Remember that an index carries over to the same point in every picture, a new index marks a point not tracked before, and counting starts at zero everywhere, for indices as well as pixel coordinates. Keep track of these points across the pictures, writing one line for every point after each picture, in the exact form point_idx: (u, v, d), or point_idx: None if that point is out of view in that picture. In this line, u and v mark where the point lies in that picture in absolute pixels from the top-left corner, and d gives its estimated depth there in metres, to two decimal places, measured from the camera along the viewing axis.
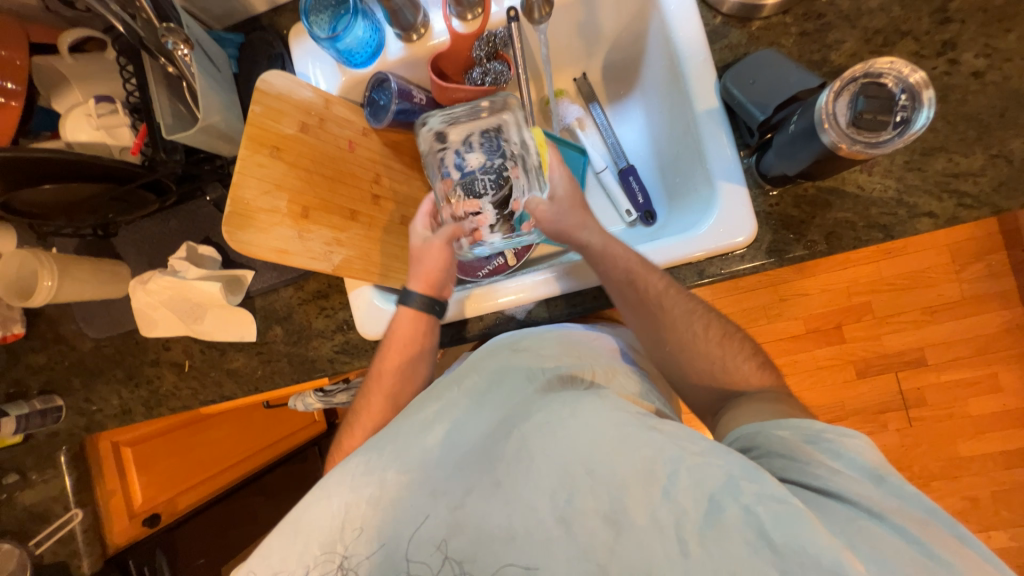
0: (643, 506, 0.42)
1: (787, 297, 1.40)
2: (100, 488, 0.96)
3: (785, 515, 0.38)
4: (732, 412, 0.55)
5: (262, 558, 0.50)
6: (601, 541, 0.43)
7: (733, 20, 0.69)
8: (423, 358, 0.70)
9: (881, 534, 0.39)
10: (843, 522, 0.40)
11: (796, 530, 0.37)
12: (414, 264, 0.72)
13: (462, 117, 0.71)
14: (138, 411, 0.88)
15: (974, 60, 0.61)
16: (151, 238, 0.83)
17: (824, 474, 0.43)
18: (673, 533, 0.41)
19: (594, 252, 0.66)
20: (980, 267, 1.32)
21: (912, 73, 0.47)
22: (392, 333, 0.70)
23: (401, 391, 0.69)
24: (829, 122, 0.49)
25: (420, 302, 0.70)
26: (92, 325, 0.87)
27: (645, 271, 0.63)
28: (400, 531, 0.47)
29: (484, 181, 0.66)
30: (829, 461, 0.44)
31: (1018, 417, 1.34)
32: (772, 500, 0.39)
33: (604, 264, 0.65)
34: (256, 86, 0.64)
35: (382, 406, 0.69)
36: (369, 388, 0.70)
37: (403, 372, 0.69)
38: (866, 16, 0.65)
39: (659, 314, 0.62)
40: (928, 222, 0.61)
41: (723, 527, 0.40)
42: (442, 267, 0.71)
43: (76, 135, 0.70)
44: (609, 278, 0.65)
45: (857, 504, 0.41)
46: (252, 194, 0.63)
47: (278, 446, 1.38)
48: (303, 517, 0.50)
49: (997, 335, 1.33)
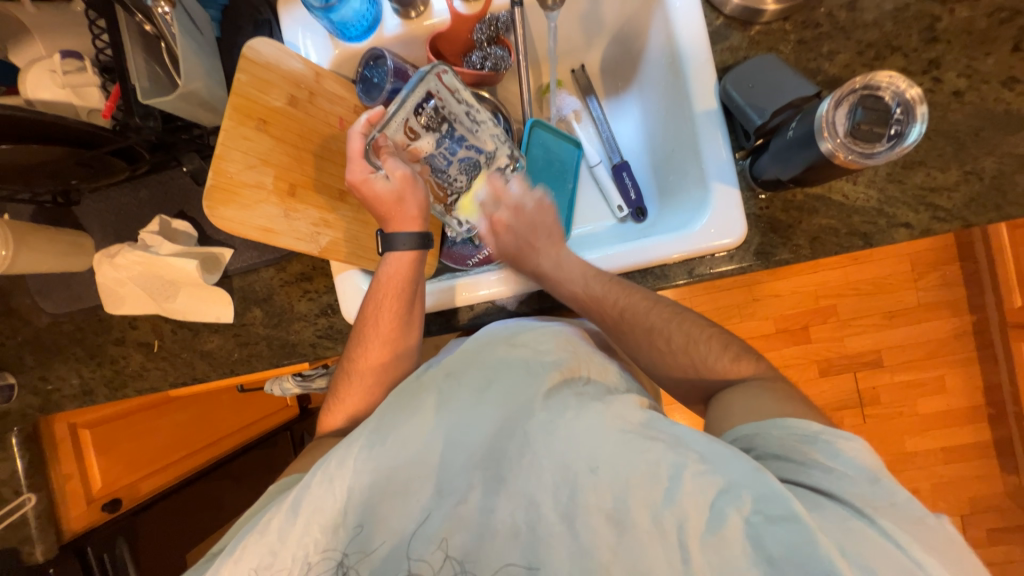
0: (646, 506, 0.44)
1: (760, 297, 1.46)
2: (54, 471, 0.91)
3: (782, 521, 0.40)
4: (721, 406, 0.57)
5: (257, 538, 0.49)
6: (602, 541, 0.44)
7: (734, 23, 0.70)
8: (417, 305, 0.69)
9: (871, 534, 0.41)
10: (836, 524, 0.41)
11: (799, 539, 0.39)
12: (389, 209, 0.67)
13: (400, 108, 0.63)
14: (99, 392, 0.83)
15: (956, 79, 0.64)
16: (119, 209, 0.78)
17: (820, 475, 0.45)
18: (674, 536, 0.42)
19: (548, 273, 0.69)
20: (936, 277, 1.41)
21: (908, 88, 0.48)
22: (385, 279, 0.67)
23: (399, 338, 0.68)
24: (829, 130, 0.50)
25: (409, 241, 0.68)
26: (50, 299, 0.81)
27: (597, 302, 0.66)
28: (401, 527, 0.49)
29: (448, 152, 0.72)
30: (826, 459, 0.46)
31: (960, 417, 1.45)
32: (773, 505, 0.41)
33: (564, 287, 0.68)
34: (243, 53, 0.61)
35: (380, 353, 0.68)
36: (363, 337, 0.68)
37: (400, 319, 0.68)
38: (860, 28, 0.66)
39: (627, 322, 0.65)
40: (904, 232, 0.64)
41: (724, 535, 0.41)
42: (421, 210, 0.70)
43: (37, 92, 0.65)
44: (566, 299, 0.68)
45: (850, 505, 0.43)
46: (235, 167, 0.61)
47: (250, 430, 1.34)
48: (301, 499, 0.50)
49: (946, 340, 1.43)
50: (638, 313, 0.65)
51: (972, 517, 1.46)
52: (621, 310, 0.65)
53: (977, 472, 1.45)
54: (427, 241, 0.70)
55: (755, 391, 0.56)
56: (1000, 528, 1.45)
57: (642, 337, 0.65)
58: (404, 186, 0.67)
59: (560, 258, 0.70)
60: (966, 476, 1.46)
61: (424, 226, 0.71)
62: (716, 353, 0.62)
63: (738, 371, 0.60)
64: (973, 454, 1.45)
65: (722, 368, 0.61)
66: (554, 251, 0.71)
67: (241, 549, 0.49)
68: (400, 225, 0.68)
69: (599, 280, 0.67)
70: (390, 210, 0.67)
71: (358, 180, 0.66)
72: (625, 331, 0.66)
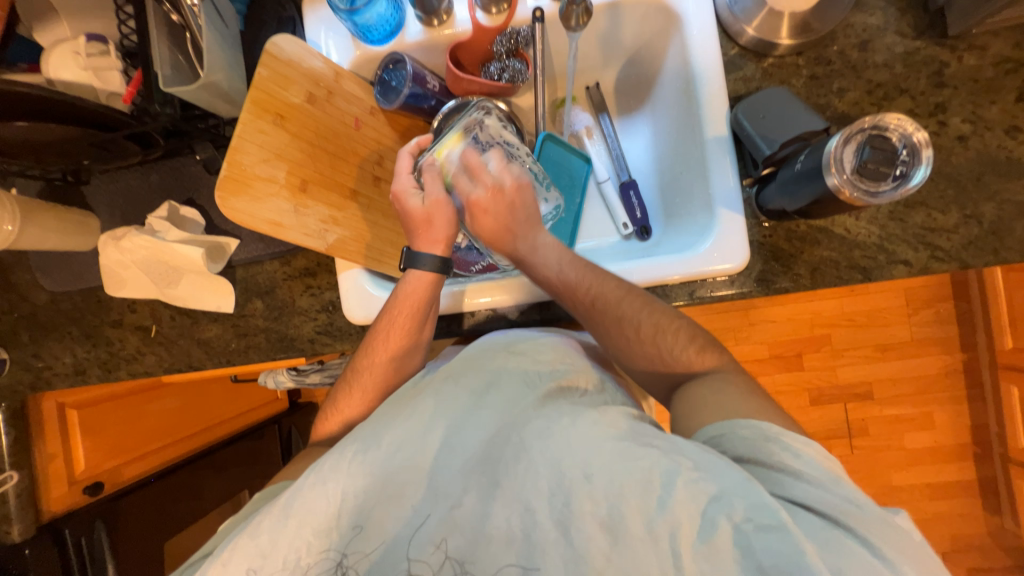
0: (640, 514, 0.44)
1: (756, 321, 1.47)
2: (38, 450, 0.91)
3: (770, 530, 0.40)
4: (686, 402, 0.57)
5: (248, 540, 0.49)
6: (597, 548, 0.45)
7: (749, 54, 0.71)
8: (431, 321, 0.69)
9: (849, 543, 0.40)
10: (814, 533, 0.41)
11: (786, 548, 0.39)
12: (418, 226, 0.68)
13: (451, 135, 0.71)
14: (92, 373, 0.82)
15: (961, 124, 0.65)
16: (128, 192, 0.79)
17: (787, 481, 0.45)
18: (668, 544, 0.43)
19: (524, 256, 0.66)
20: (930, 313, 1.43)
21: (915, 132, 0.50)
22: (403, 296, 0.67)
23: (405, 354, 0.68)
24: (835, 166, 0.52)
25: (432, 264, 0.68)
26: (49, 277, 0.81)
27: (573, 289, 0.63)
28: (399, 529, 0.49)
29: None
30: (793, 463, 0.46)
31: (947, 454, 1.46)
32: (762, 516, 0.41)
33: (538, 271, 0.66)
34: (266, 48, 0.62)
35: (386, 365, 0.68)
36: (371, 348, 0.68)
37: (411, 335, 0.68)
38: (871, 68, 0.68)
39: (598, 312, 0.62)
40: (903, 269, 0.66)
41: (715, 544, 0.41)
42: (446, 230, 0.68)
43: (58, 72, 0.66)
44: (542, 283, 0.66)
45: (824, 514, 0.42)
46: (250, 160, 0.61)
47: (236, 422, 1.36)
48: (293, 502, 0.50)
49: (936, 377, 1.44)
50: (608, 303, 0.62)
51: (953, 555, 1.47)
52: (593, 299, 0.62)
53: (960, 511, 1.46)
54: (449, 267, 0.69)
55: (720, 382, 0.56)
56: (978, 567, 1.47)
57: (616, 329, 0.62)
58: (436, 208, 0.67)
59: (538, 243, 0.66)
60: (948, 513, 1.47)
61: (449, 252, 0.70)
62: (702, 358, 0.61)
63: (703, 363, 0.60)
64: (958, 493, 1.46)
65: (687, 359, 0.61)
66: (531, 234, 0.66)
67: (230, 551, 0.49)
68: (424, 245, 0.68)
69: (573, 269, 0.64)
70: (419, 226, 0.68)
71: (401, 191, 0.68)
72: (594, 321, 0.63)
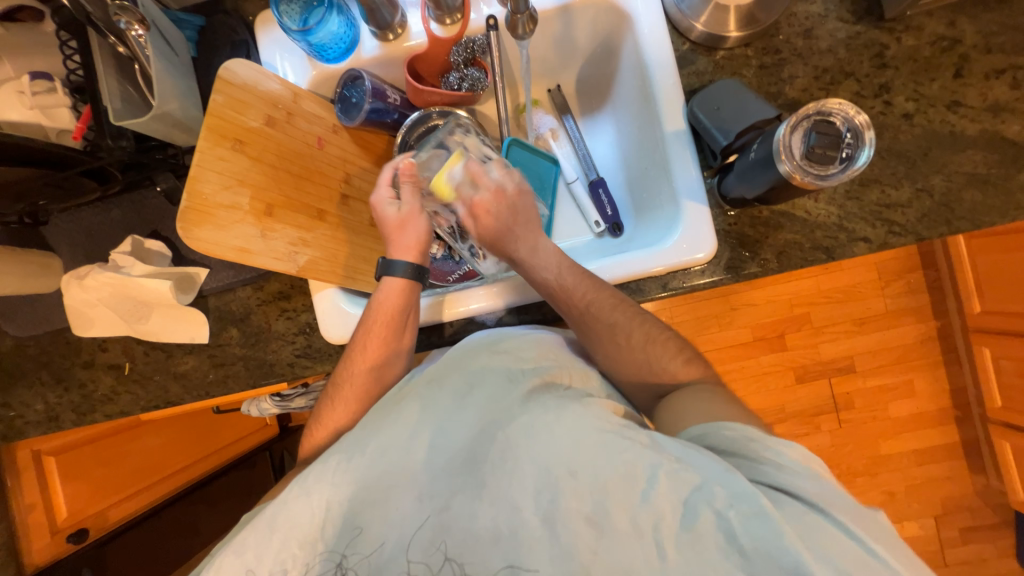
0: (624, 507, 0.44)
1: (737, 306, 1.50)
2: (15, 502, 0.90)
3: (752, 517, 0.41)
4: (676, 407, 0.56)
5: (233, 557, 0.49)
6: (583, 543, 0.45)
7: (700, 48, 0.73)
8: (411, 329, 0.69)
9: (829, 528, 0.40)
10: (795, 518, 0.41)
11: (765, 532, 0.40)
12: (392, 234, 0.70)
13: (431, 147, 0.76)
14: (66, 418, 0.80)
15: (905, 103, 0.68)
16: (90, 229, 0.77)
17: (770, 470, 0.45)
18: (651, 536, 0.43)
19: (523, 260, 0.66)
20: (901, 284, 1.47)
21: (857, 115, 0.52)
22: (378, 305, 0.67)
23: (384, 363, 0.67)
24: (785, 153, 0.53)
25: (406, 271, 0.69)
26: (14, 322, 0.79)
27: (568, 293, 0.63)
28: (386, 532, 0.49)
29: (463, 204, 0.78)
30: (774, 458, 0.45)
31: (930, 419, 1.50)
32: (743, 504, 0.41)
33: (536, 274, 0.66)
34: (219, 74, 0.60)
35: (366, 377, 0.67)
36: (349, 360, 0.67)
37: (389, 343, 0.67)
38: (817, 55, 0.70)
39: (590, 317, 0.62)
40: (863, 246, 0.68)
41: (698, 531, 0.42)
42: (414, 235, 0.70)
43: (5, 113, 0.64)
44: (537, 285, 0.66)
45: (804, 499, 0.43)
46: (210, 188, 0.59)
47: (226, 452, 1.29)
48: (279, 515, 0.50)
49: (913, 345, 1.49)
50: (602, 310, 0.62)
51: (945, 516, 1.51)
52: (587, 305, 0.62)
53: (947, 473, 1.50)
54: (423, 274, 0.70)
55: (711, 395, 0.56)
56: (970, 527, 1.51)
57: (603, 331, 0.62)
58: (411, 215, 0.70)
59: (535, 251, 0.66)
60: (937, 477, 1.51)
61: (423, 259, 0.71)
62: (677, 348, 0.62)
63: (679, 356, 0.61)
64: (942, 455, 1.51)
65: (663, 355, 0.62)
66: (533, 238, 0.67)
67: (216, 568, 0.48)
68: (397, 252, 0.69)
69: (571, 276, 0.64)
70: (393, 234, 0.70)
71: (378, 201, 0.70)
72: (585, 326, 0.63)
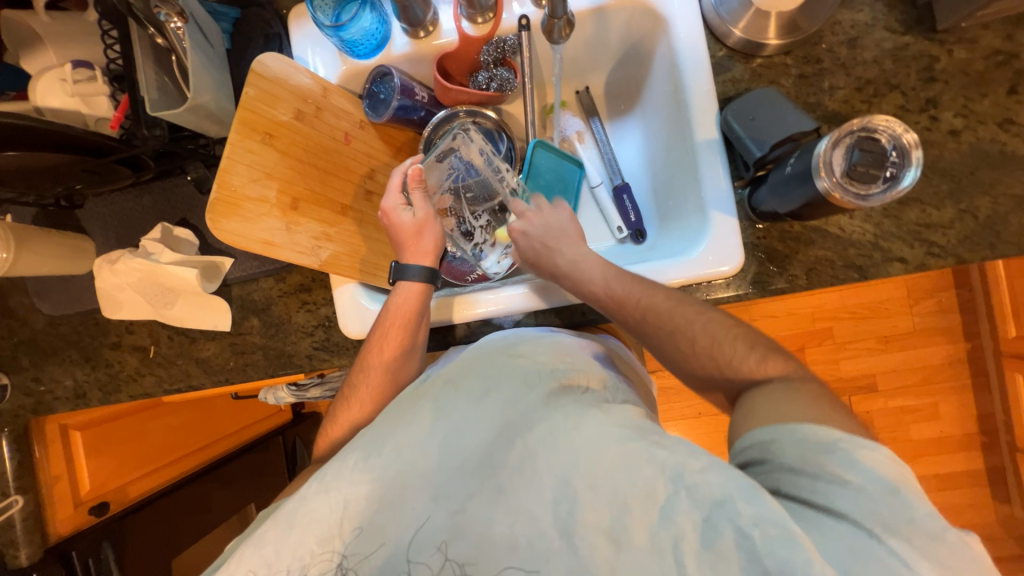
0: (644, 525, 0.43)
1: (757, 317, 1.46)
2: (43, 474, 0.90)
3: (781, 541, 0.38)
4: (748, 406, 0.51)
5: (252, 550, 0.50)
6: (601, 558, 0.44)
7: (737, 55, 0.71)
8: (425, 330, 0.69)
9: (884, 560, 0.37)
10: (844, 548, 0.38)
11: (794, 556, 0.37)
12: (408, 240, 0.71)
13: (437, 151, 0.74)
14: (93, 396, 0.83)
15: (953, 119, 0.65)
16: (121, 214, 0.79)
17: (832, 490, 0.41)
18: (672, 554, 0.42)
19: (565, 271, 0.67)
20: (932, 303, 1.42)
21: (904, 133, 0.50)
22: (395, 308, 0.68)
23: (400, 366, 0.68)
24: (824, 169, 0.52)
25: (420, 275, 0.69)
26: (47, 301, 0.82)
27: (623, 298, 0.62)
28: (399, 533, 0.49)
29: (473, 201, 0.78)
30: (842, 474, 0.41)
31: (953, 444, 1.45)
32: (769, 524, 0.39)
33: (583, 286, 0.65)
34: (252, 67, 0.61)
35: (381, 378, 0.67)
36: (364, 362, 0.68)
37: (406, 347, 0.67)
38: (860, 65, 0.68)
39: (649, 325, 0.60)
40: (899, 266, 0.65)
41: (721, 552, 0.40)
42: (427, 240, 0.71)
43: (46, 100, 0.66)
44: (587, 297, 0.65)
45: (863, 526, 0.39)
46: (239, 180, 0.61)
47: (236, 437, 1.36)
48: (296, 512, 0.50)
49: (941, 367, 1.44)
50: (660, 314, 0.60)
51: None
52: (643, 312, 0.61)
53: (968, 500, 1.46)
54: (437, 276, 0.71)
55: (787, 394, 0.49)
56: (991, 557, 1.46)
57: (664, 336, 0.60)
58: (426, 221, 0.71)
59: (577, 257, 0.67)
60: (956, 504, 1.46)
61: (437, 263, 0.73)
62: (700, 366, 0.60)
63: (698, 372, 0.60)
64: (965, 482, 1.45)
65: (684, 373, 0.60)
66: (574, 249, 0.68)
67: (234, 561, 0.49)
68: (413, 257, 0.70)
69: (618, 280, 0.63)
70: (408, 240, 0.71)
71: (390, 208, 0.71)
72: (647, 331, 0.61)
